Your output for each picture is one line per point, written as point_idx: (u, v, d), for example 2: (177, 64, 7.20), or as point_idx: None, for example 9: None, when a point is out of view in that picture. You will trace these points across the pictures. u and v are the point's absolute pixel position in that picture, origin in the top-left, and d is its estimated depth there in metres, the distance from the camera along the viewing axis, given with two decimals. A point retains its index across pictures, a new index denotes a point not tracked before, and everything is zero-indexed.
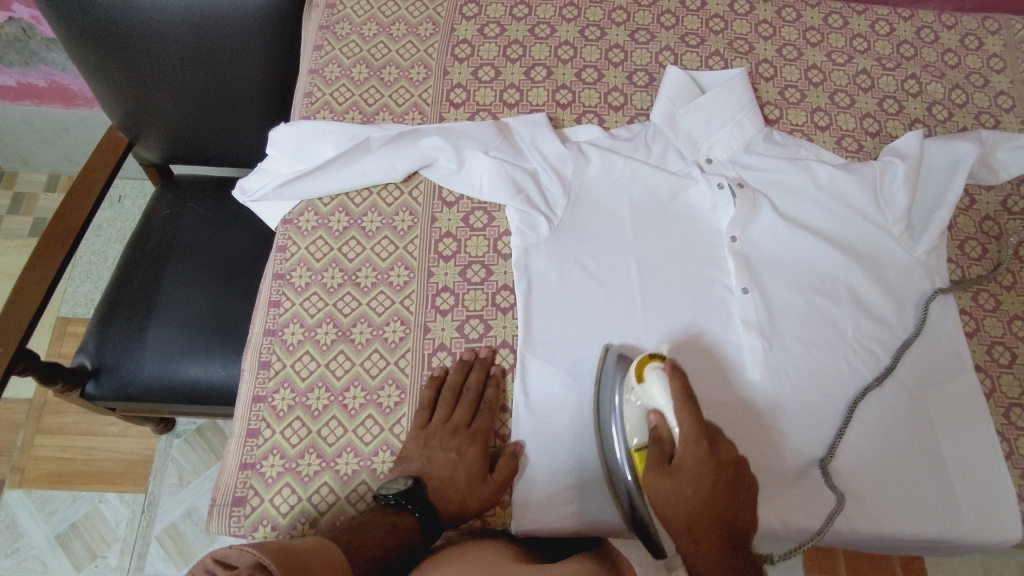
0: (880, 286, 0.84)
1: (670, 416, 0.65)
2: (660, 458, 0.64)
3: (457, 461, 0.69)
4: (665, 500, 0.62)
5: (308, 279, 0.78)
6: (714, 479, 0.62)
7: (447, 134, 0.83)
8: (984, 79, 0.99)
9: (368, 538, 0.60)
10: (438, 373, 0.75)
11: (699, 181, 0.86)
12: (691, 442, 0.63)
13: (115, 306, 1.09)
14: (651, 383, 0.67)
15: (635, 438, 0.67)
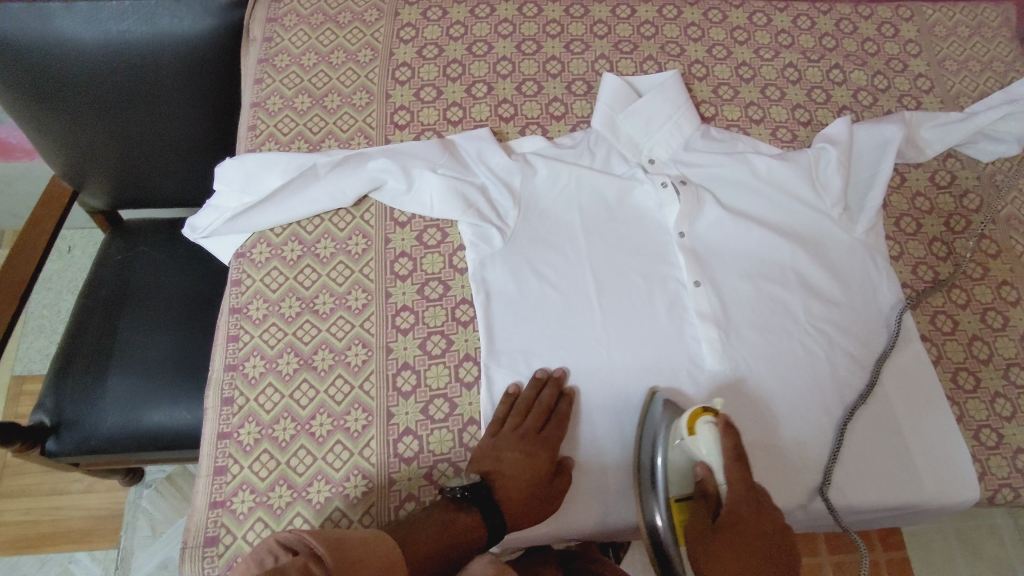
0: (824, 268, 0.87)
1: (718, 470, 0.67)
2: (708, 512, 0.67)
3: (524, 463, 0.71)
4: (706, 559, 0.66)
5: (265, 311, 0.78)
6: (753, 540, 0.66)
7: (394, 155, 0.84)
8: (903, 64, 1.05)
9: (423, 533, 0.65)
10: (512, 389, 0.76)
11: (643, 182, 0.89)
12: (740, 501, 0.66)
13: (72, 357, 1.07)
14: (702, 434, 0.68)
15: (678, 487, 0.69)
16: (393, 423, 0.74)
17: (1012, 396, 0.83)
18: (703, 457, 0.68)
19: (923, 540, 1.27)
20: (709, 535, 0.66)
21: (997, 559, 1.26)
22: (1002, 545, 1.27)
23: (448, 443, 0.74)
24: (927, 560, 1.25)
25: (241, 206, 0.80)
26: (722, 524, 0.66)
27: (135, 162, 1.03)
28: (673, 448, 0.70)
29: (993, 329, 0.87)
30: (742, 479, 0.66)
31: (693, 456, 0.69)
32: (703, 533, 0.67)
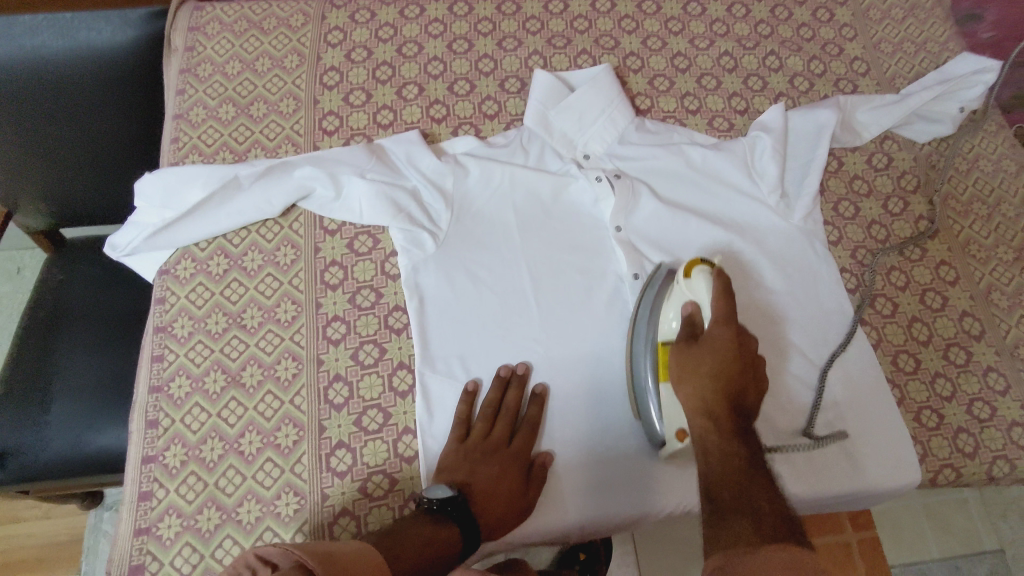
0: (761, 257, 0.86)
1: (705, 308, 0.72)
2: (690, 333, 0.70)
3: (499, 476, 0.70)
4: (685, 373, 0.68)
5: (191, 328, 0.76)
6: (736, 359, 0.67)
7: (319, 163, 0.82)
8: (839, 48, 1.04)
9: (407, 548, 0.58)
10: (473, 387, 0.75)
11: (578, 177, 0.88)
12: (723, 323, 0.69)
13: (9, 383, 1.02)
14: (697, 277, 0.73)
15: (668, 331, 0.73)
16: (325, 437, 0.72)
17: (952, 376, 0.83)
18: (693, 296, 0.73)
19: (891, 519, 1.28)
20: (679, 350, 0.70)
21: (964, 532, 1.27)
22: (969, 519, 1.28)
23: (383, 454, 0.72)
24: (895, 539, 1.26)
25: (163, 222, 0.78)
26: (704, 339, 0.69)
27: (77, 183, 1.00)
28: (671, 293, 0.75)
29: (932, 309, 0.87)
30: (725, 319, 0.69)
31: (684, 300, 0.73)
32: (683, 356, 0.69)
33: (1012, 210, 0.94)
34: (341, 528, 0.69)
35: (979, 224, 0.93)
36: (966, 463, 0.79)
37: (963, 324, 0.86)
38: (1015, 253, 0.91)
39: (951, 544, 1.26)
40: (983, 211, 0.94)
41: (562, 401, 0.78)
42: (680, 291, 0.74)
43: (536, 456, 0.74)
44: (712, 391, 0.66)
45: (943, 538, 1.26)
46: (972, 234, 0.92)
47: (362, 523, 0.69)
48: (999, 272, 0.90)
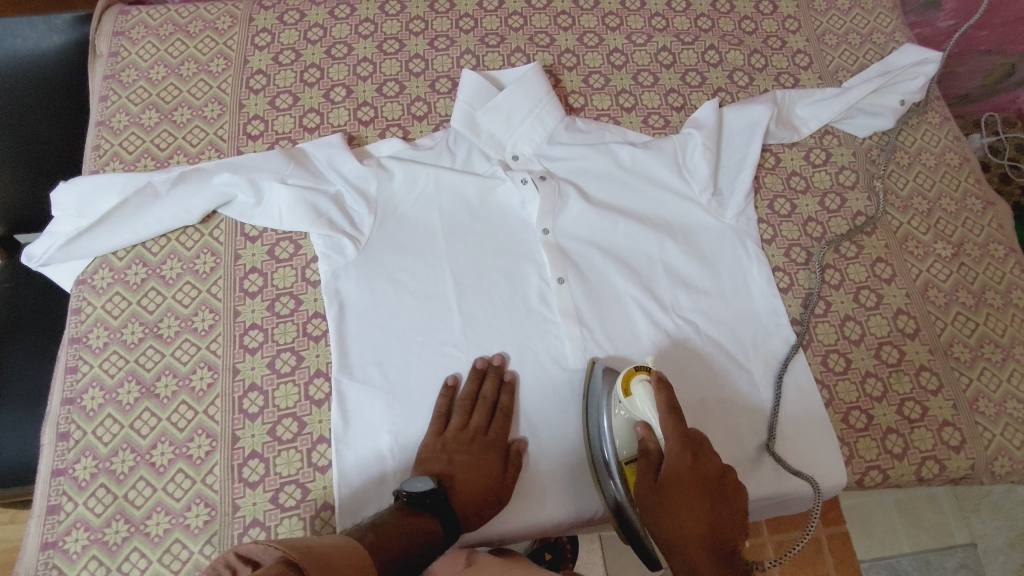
0: (692, 256, 0.85)
1: (656, 428, 0.68)
2: (648, 464, 0.67)
3: (477, 467, 0.70)
4: (658, 509, 0.66)
5: (106, 339, 0.76)
6: (699, 492, 0.66)
7: (237, 168, 0.80)
8: (781, 41, 1.02)
9: (390, 539, 0.58)
10: (452, 383, 0.76)
11: (505, 179, 0.86)
12: (681, 455, 0.66)
13: None
14: (635, 394, 0.69)
15: (623, 449, 0.70)
16: (238, 447, 0.72)
17: (883, 375, 0.82)
18: (639, 417, 0.69)
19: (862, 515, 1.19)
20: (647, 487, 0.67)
21: (935, 526, 1.19)
22: (940, 513, 1.20)
23: (296, 464, 0.72)
24: (866, 534, 1.17)
25: (77, 232, 0.77)
26: (665, 478, 0.66)
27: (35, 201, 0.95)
28: (616, 411, 0.71)
29: (866, 308, 0.86)
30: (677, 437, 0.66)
31: (628, 421, 0.70)
32: (648, 492, 0.67)
33: (952, 205, 0.93)
34: (251, 539, 0.68)
35: (918, 219, 0.91)
36: (892, 464, 0.78)
37: (897, 322, 0.85)
38: (953, 249, 0.90)
39: (922, 538, 1.18)
40: (922, 206, 0.92)
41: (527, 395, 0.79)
42: (623, 409, 0.70)
43: (513, 443, 0.75)
44: (682, 510, 0.65)
45: (914, 532, 1.18)
46: (911, 230, 0.91)
47: (273, 534, 0.69)
48: (936, 268, 0.88)
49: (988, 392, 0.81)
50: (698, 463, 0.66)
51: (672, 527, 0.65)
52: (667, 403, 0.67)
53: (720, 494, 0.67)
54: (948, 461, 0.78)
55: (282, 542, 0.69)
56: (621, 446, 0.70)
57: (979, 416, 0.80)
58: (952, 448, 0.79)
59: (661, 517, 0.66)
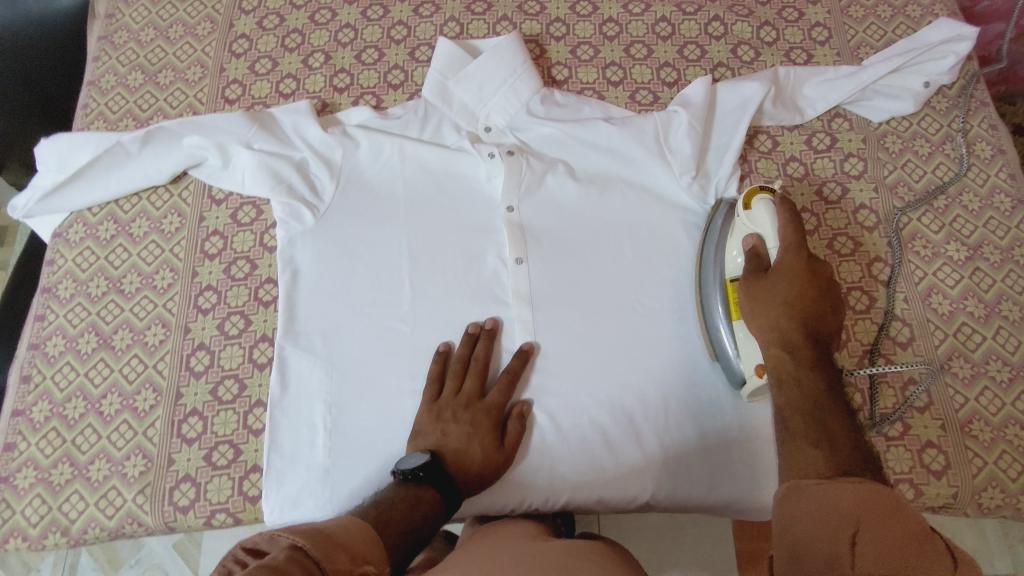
0: (642, 126, 0.82)
1: (768, 239, 0.70)
2: (757, 268, 0.68)
3: (471, 432, 0.69)
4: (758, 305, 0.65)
5: (73, 290, 0.79)
6: (808, 283, 0.64)
7: (207, 132, 0.82)
8: (799, 12, 0.93)
9: (394, 511, 0.58)
10: (445, 348, 0.75)
11: (471, 152, 0.83)
12: (789, 250, 0.67)
13: None
14: (755, 208, 0.72)
15: (734, 268, 0.73)
16: (180, 403, 0.74)
17: (864, 387, 0.75)
18: (755, 230, 0.71)
19: None
20: (750, 286, 0.67)
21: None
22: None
23: (232, 425, 0.73)
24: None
25: (55, 185, 0.81)
26: (774, 270, 0.67)
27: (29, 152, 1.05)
28: (732, 232, 0.74)
29: (855, 311, 0.78)
30: (795, 248, 0.67)
31: (745, 232, 0.72)
32: (755, 292, 0.66)
33: (976, 202, 0.82)
34: (181, 493, 0.71)
35: (930, 216, 0.82)
36: None
37: (889, 329, 0.77)
38: (967, 252, 0.80)
39: None
40: (938, 202, 0.82)
41: (534, 373, 0.76)
42: (741, 224, 0.73)
43: (514, 407, 0.73)
44: (787, 319, 0.63)
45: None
46: (920, 228, 0.81)
47: (202, 491, 0.71)
48: (944, 272, 0.79)
49: (985, 415, 0.73)
50: (812, 260, 0.66)
51: (779, 339, 0.63)
52: (788, 218, 0.69)
53: (831, 294, 0.65)
54: (925, 487, 0.70)
55: (208, 500, 0.71)
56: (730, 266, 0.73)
57: (971, 441, 0.72)
58: (931, 473, 0.71)
59: (767, 299, 0.65)
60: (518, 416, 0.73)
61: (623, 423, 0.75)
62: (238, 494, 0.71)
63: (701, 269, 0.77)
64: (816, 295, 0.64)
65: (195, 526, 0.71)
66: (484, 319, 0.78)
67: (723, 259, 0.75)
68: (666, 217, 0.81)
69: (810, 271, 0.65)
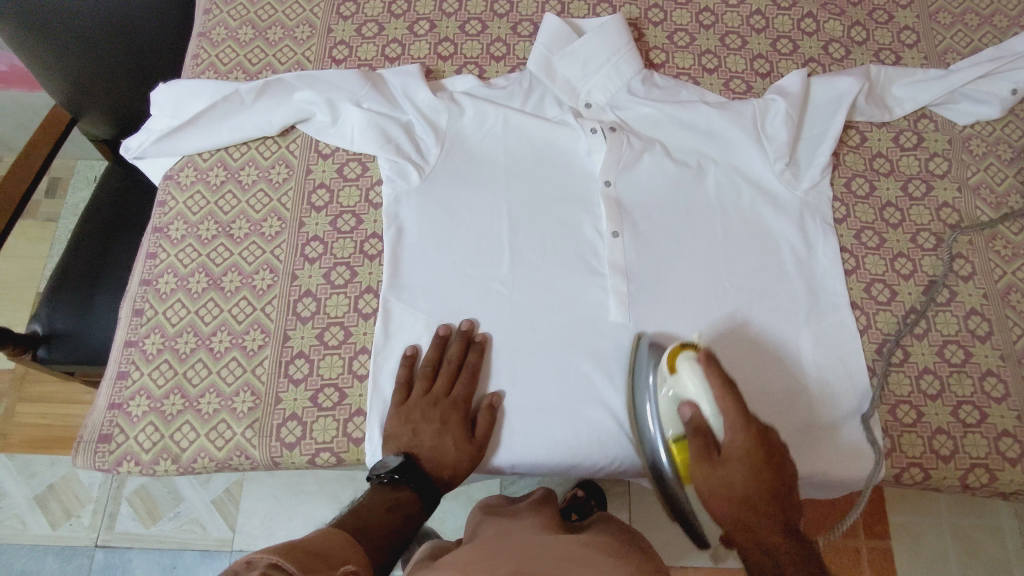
0: (741, 113, 0.85)
1: (704, 405, 0.69)
2: (704, 446, 0.67)
3: (443, 429, 0.72)
4: (716, 486, 0.65)
5: (184, 231, 0.82)
6: (760, 462, 0.65)
7: (320, 88, 0.84)
8: (888, 15, 0.96)
9: (371, 518, 0.62)
10: (412, 351, 0.76)
11: (574, 126, 0.86)
12: (738, 427, 0.66)
13: (64, 280, 1.14)
14: (681, 370, 0.70)
15: (668, 401, 0.71)
16: (287, 345, 0.77)
17: (943, 374, 0.78)
18: (688, 397, 0.70)
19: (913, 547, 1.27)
20: (705, 473, 0.66)
21: (992, 557, 1.26)
22: (1002, 547, 1.27)
23: (338, 368, 0.76)
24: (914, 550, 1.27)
25: (170, 129, 0.84)
26: (725, 453, 0.66)
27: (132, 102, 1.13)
28: (661, 391, 0.72)
29: (936, 303, 0.81)
30: (738, 411, 0.66)
31: (674, 396, 0.71)
32: (705, 476, 0.66)
33: None
34: (288, 430, 0.73)
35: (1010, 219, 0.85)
36: (936, 465, 0.74)
37: (968, 322, 0.80)
38: None
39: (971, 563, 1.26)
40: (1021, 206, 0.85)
41: (493, 361, 0.78)
42: (669, 387, 0.71)
43: (484, 401, 0.75)
44: (747, 483, 0.64)
45: (965, 559, 1.26)
46: (1000, 229, 0.84)
47: (308, 429, 0.74)
48: None
49: None
50: (760, 433, 0.66)
51: (740, 496, 0.64)
52: (719, 376, 0.68)
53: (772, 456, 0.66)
54: (1000, 472, 0.74)
55: (314, 438, 0.73)
56: (669, 426, 0.71)
57: None
58: (1006, 459, 0.74)
59: (718, 491, 0.65)
60: (488, 409, 0.75)
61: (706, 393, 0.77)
62: (343, 435, 0.74)
63: (633, 387, 0.75)
64: (765, 459, 0.65)
65: (300, 463, 0.73)
66: (459, 322, 0.78)
67: (656, 384, 0.73)
68: (761, 199, 0.84)
69: (757, 449, 0.65)
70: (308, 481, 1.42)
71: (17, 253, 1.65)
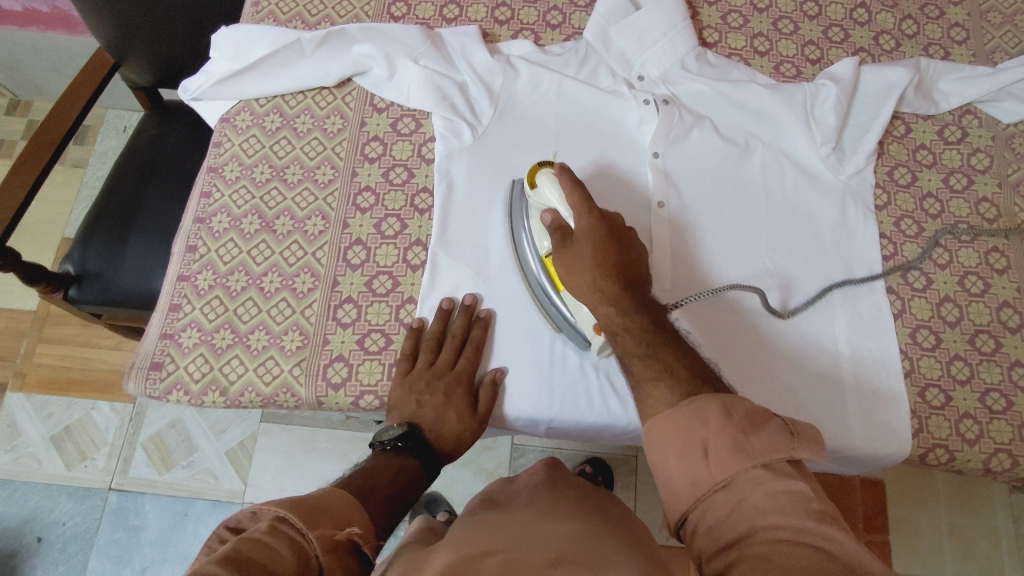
0: (792, 95, 0.87)
1: (563, 212, 0.72)
2: (562, 238, 0.71)
3: (446, 403, 0.73)
4: (574, 275, 0.69)
5: (239, 173, 0.84)
6: (607, 244, 0.69)
7: (380, 41, 0.85)
8: (940, 10, 0.97)
9: (378, 478, 0.63)
10: (418, 325, 0.76)
11: (627, 97, 0.87)
12: (584, 217, 0.70)
13: (97, 220, 1.15)
14: (540, 184, 0.74)
15: (543, 247, 0.75)
16: (337, 290, 0.78)
17: (972, 362, 0.80)
18: (548, 205, 0.73)
19: (913, 543, 1.31)
20: (565, 264, 0.70)
21: (986, 556, 1.30)
22: (995, 548, 1.30)
23: (385, 316, 0.78)
24: (912, 547, 1.31)
25: (230, 73, 0.85)
26: (575, 239, 0.70)
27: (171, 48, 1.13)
28: (531, 209, 0.77)
29: (970, 293, 0.83)
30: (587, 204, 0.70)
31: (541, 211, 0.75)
32: (570, 263, 0.70)
33: None
34: (334, 371, 0.75)
35: None
36: (961, 448, 0.76)
37: (1000, 314, 0.82)
38: None
39: (967, 564, 1.29)
40: None
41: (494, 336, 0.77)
42: (535, 200, 0.76)
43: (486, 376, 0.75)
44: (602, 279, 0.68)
45: (961, 559, 1.30)
46: None
47: (354, 371, 0.75)
48: None
49: None
50: (603, 216, 0.70)
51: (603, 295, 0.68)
52: (570, 182, 0.71)
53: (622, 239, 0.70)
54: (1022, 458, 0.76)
55: (359, 381, 0.75)
56: (540, 243, 0.76)
57: None
58: None
59: (574, 273, 0.69)
60: (490, 384, 0.75)
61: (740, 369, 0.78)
62: (388, 380, 0.75)
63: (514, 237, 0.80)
64: (608, 233, 0.69)
65: (343, 405, 0.75)
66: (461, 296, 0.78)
67: (530, 232, 0.77)
68: (806, 182, 0.85)
69: (602, 221, 0.70)
70: (321, 439, 1.42)
71: (43, 196, 1.66)
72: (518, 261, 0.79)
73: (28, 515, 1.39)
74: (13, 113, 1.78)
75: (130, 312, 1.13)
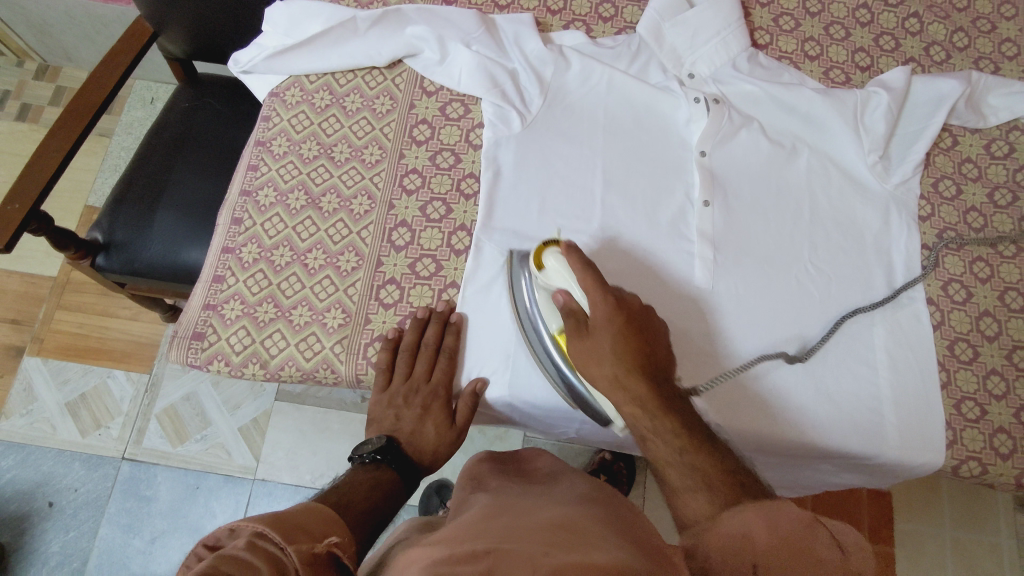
0: (843, 99, 0.86)
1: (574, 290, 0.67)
2: (576, 324, 0.67)
3: (423, 416, 0.75)
4: (590, 362, 0.66)
5: (287, 148, 0.84)
6: (626, 326, 0.66)
7: (434, 24, 0.85)
8: (992, 25, 0.97)
9: (355, 495, 0.65)
10: (394, 335, 0.75)
11: (677, 94, 0.87)
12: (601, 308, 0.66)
13: (127, 190, 1.14)
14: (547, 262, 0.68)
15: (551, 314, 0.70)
16: (379, 271, 0.79)
17: (1009, 377, 0.80)
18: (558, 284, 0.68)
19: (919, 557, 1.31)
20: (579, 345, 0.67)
21: (988, 574, 1.30)
22: (999, 567, 1.30)
23: (427, 299, 0.78)
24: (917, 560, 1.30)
25: (282, 47, 0.85)
26: (592, 327, 0.66)
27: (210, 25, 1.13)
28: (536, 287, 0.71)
29: (1009, 309, 0.83)
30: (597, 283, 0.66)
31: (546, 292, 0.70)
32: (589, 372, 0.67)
33: None
34: (375, 350, 0.76)
35: None
36: (994, 462, 0.76)
37: None
38: None
39: None
40: None
41: (470, 344, 0.76)
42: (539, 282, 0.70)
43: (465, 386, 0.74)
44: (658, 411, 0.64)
45: None
46: None
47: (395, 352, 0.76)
48: None
49: None
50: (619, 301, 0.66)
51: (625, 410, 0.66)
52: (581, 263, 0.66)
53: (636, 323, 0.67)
54: None
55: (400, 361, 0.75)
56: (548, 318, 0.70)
57: None
58: None
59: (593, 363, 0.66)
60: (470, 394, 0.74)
61: (778, 383, 0.77)
62: None
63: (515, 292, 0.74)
64: (626, 321, 0.66)
65: (383, 385, 0.76)
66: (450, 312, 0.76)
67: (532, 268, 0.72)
68: (852, 188, 0.85)
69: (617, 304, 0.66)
70: (334, 421, 1.42)
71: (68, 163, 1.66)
72: (517, 302, 0.74)
73: (41, 480, 1.39)
74: (41, 78, 1.77)
75: (154, 283, 1.13)
